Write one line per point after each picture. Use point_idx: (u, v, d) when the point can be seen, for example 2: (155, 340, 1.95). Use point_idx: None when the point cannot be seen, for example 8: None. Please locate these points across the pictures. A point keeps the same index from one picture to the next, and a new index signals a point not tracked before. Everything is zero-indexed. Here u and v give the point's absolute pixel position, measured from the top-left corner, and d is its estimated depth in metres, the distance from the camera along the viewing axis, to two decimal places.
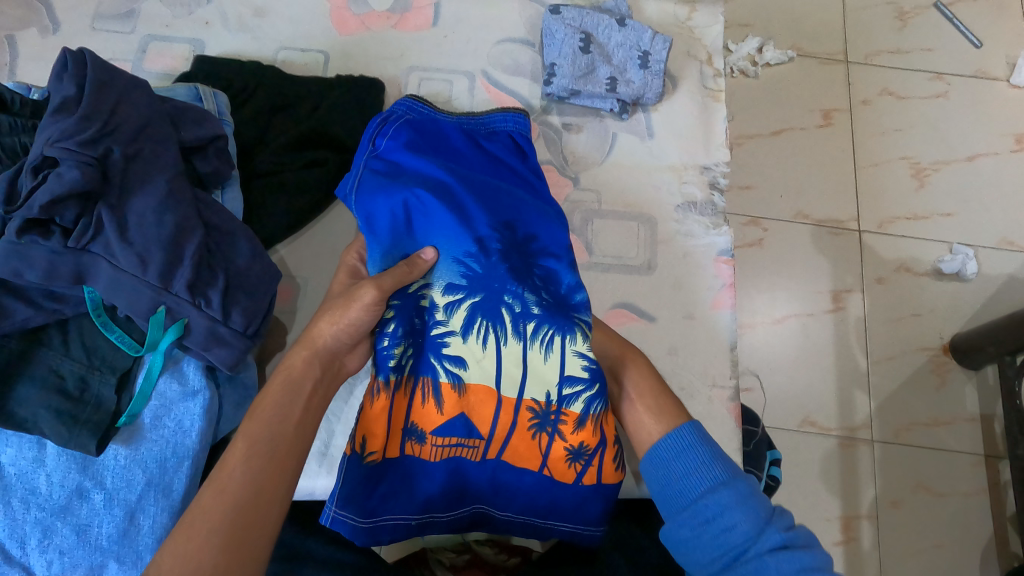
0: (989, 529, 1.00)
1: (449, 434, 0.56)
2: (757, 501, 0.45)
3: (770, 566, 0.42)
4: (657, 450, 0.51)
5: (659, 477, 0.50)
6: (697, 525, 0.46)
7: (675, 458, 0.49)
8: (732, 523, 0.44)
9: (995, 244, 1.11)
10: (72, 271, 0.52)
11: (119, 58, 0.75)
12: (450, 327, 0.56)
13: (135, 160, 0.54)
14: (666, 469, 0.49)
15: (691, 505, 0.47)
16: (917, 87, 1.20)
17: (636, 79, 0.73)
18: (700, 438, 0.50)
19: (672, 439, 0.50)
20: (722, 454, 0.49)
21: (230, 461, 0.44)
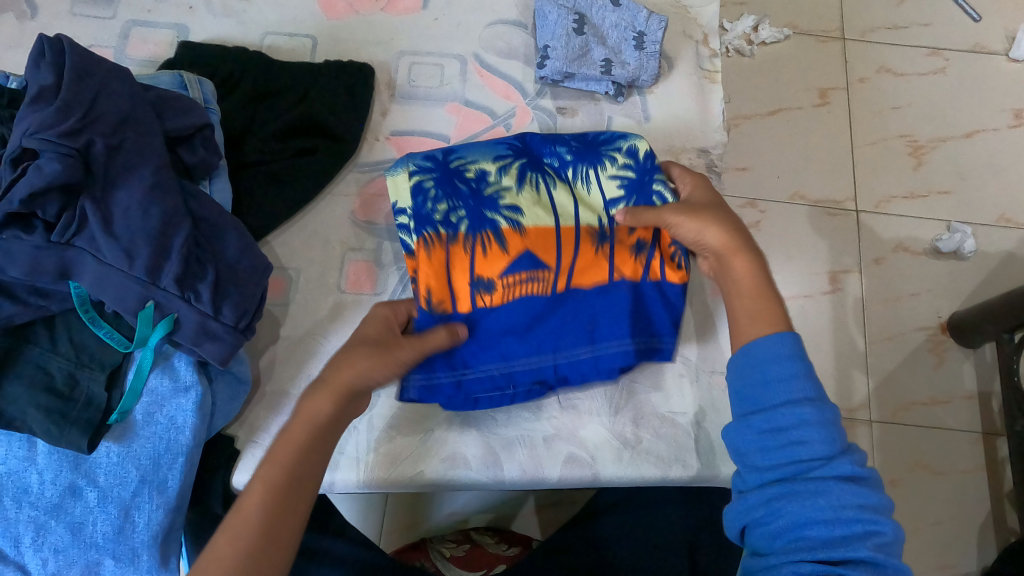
0: (987, 505, 1.00)
1: (520, 268, 0.60)
2: (836, 428, 0.47)
3: (831, 492, 0.45)
4: (755, 347, 0.51)
5: (747, 374, 0.51)
6: (766, 431, 0.48)
7: (773, 368, 0.50)
8: (805, 441, 0.47)
9: (993, 221, 1.10)
10: (57, 266, 0.51)
11: (101, 45, 0.73)
12: (503, 186, 0.63)
13: (119, 151, 0.53)
14: (758, 375, 0.50)
15: (768, 412, 0.48)
16: (915, 63, 1.18)
17: (631, 60, 0.71)
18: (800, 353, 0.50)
19: (778, 348, 0.50)
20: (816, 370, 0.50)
21: (246, 506, 0.49)
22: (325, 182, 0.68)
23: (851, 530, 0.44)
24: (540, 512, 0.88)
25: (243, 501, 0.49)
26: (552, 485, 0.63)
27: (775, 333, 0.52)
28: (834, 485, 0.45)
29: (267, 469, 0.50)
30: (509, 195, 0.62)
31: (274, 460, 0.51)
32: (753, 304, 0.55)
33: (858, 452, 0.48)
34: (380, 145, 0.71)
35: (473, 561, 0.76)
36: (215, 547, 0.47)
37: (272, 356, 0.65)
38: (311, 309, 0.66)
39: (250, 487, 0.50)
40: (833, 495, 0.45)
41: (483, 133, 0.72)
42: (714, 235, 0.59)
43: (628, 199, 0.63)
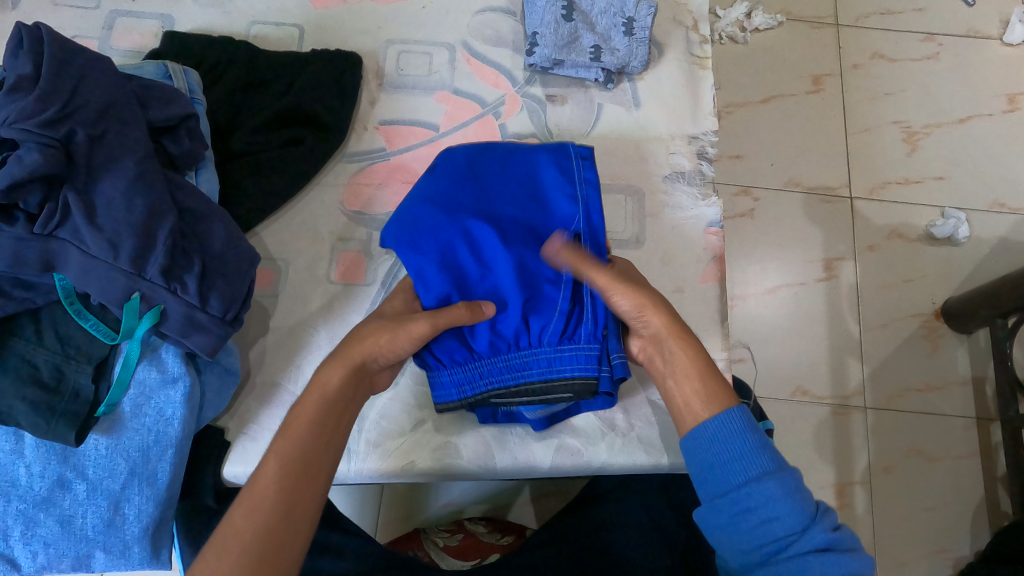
0: (981, 491, 1.00)
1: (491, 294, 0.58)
2: (801, 496, 0.46)
3: (812, 568, 0.44)
4: (704, 429, 0.50)
5: (702, 454, 0.50)
6: (734, 514, 0.47)
7: (725, 445, 0.49)
8: (774, 518, 0.46)
9: (987, 207, 1.10)
10: (40, 258, 0.50)
11: (86, 36, 0.72)
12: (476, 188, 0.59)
13: (101, 141, 0.52)
14: (711, 453, 0.49)
15: (733, 494, 0.47)
16: (909, 49, 1.17)
17: (621, 46, 0.70)
18: (750, 426, 0.49)
19: (721, 424, 0.50)
20: (768, 439, 0.49)
21: (262, 480, 0.48)
22: (312, 172, 0.68)
23: None
24: (536, 502, 0.88)
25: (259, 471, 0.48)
26: (543, 472, 0.63)
27: (715, 415, 0.51)
28: (814, 559, 0.44)
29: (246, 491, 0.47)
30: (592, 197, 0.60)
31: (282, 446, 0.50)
32: (700, 380, 0.53)
33: (831, 515, 0.47)
34: (369, 134, 0.71)
35: (467, 551, 0.76)
36: (234, 524, 0.46)
37: (262, 347, 0.64)
38: (300, 300, 0.66)
39: (263, 465, 0.49)
40: (816, 571, 0.44)
41: (472, 121, 0.71)
42: (625, 304, 0.54)
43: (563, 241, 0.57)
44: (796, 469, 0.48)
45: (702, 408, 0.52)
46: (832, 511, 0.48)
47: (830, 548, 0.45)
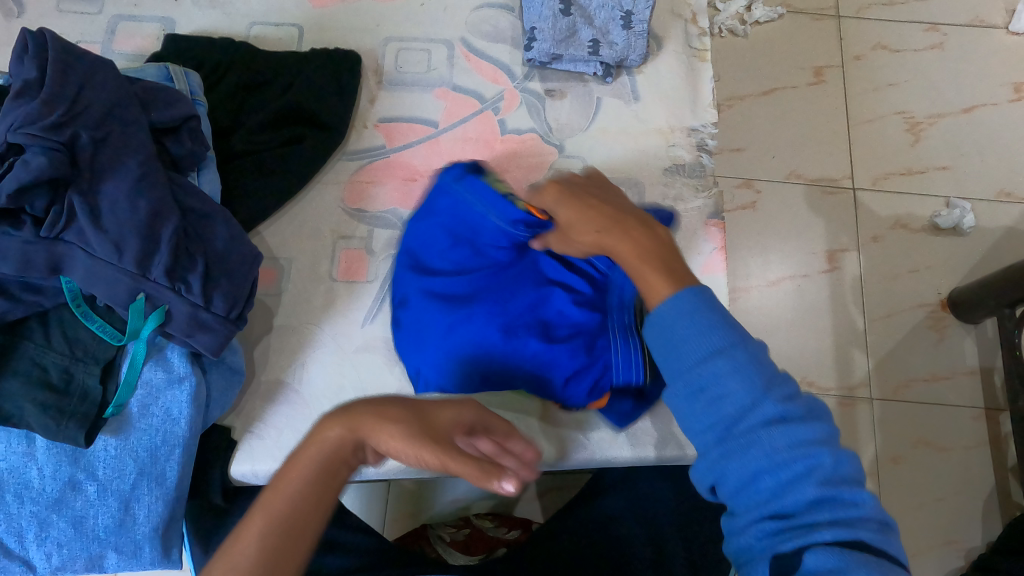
0: (990, 481, 1.00)
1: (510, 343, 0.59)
2: (756, 368, 0.43)
3: (764, 442, 0.42)
4: (658, 312, 0.47)
5: (658, 336, 0.47)
6: (689, 393, 0.44)
7: (678, 326, 0.45)
8: (726, 395, 0.43)
9: (992, 196, 1.10)
10: (47, 261, 0.51)
11: (88, 40, 0.72)
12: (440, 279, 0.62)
13: (104, 144, 0.53)
14: (665, 334, 0.46)
15: (688, 375, 0.44)
16: (911, 39, 1.17)
17: (619, 40, 0.70)
18: (703, 306, 0.46)
19: (675, 305, 0.46)
20: (728, 319, 0.46)
21: (247, 534, 0.40)
22: (313, 171, 0.68)
23: (802, 477, 0.41)
24: (542, 497, 0.89)
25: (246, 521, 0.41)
26: (546, 468, 0.63)
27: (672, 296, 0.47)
28: (768, 432, 0.42)
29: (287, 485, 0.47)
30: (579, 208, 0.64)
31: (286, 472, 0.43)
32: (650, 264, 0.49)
33: (789, 383, 0.44)
34: (370, 132, 0.71)
35: (474, 545, 0.78)
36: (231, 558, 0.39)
37: (266, 346, 0.65)
38: (304, 298, 0.66)
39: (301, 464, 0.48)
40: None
41: (472, 117, 0.72)
42: (586, 237, 0.53)
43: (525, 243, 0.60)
44: (754, 343, 0.45)
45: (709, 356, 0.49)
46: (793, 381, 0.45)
47: (786, 419, 0.42)
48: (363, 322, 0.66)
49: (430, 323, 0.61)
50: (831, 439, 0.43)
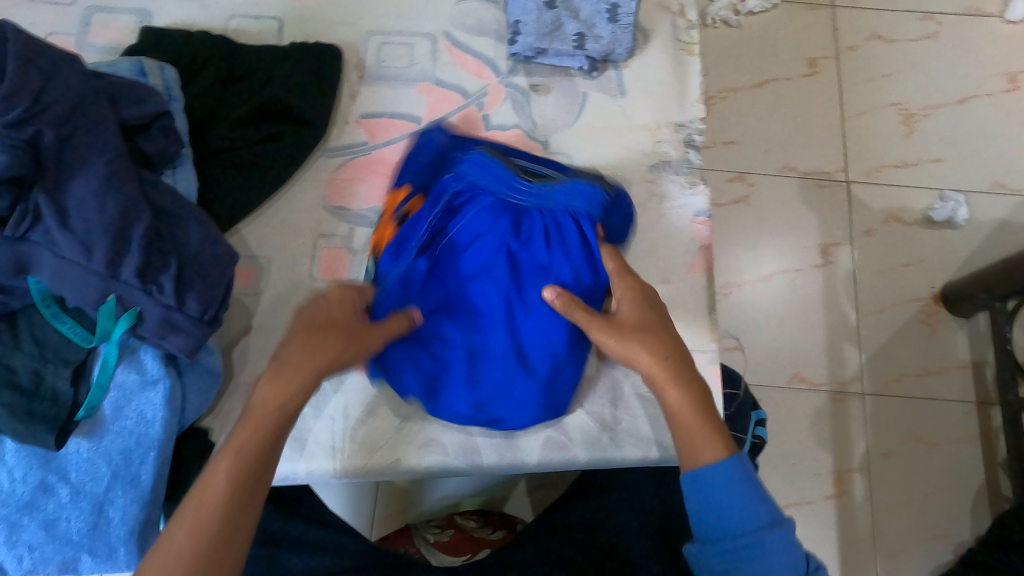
0: (981, 475, 1.00)
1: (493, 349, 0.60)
2: (797, 552, 0.48)
3: None
4: (706, 475, 0.50)
5: (702, 498, 0.50)
6: (732, 560, 0.48)
7: (729, 496, 0.49)
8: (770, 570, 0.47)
9: (986, 188, 1.09)
10: (12, 261, 0.50)
11: (62, 32, 0.71)
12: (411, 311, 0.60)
13: (70, 142, 0.51)
14: (716, 502, 0.49)
15: (735, 542, 0.48)
16: (906, 29, 1.15)
17: (605, 33, 0.68)
18: (750, 478, 0.50)
19: (730, 479, 0.49)
20: (766, 495, 0.50)
21: (209, 490, 0.46)
22: (293, 168, 0.67)
23: None
24: (532, 495, 0.88)
25: (205, 483, 0.46)
26: (531, 469, 0.63)
27: (718, 460, 0.50)
28: None
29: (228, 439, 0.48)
30: (517, 159, 0.62)
31: (254, 417, 0.49)
32: (697, 419, 0.52)
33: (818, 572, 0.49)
34: (351, 128, 0.70)
35: (458, 546, 0.76)
36: (176, 537, 0.44)
37: (245, 346, 0.64)
38: (284, 298, 0.65)
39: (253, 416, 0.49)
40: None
41: (455, 113, 0.70)
42: (645, 357, 0.54)
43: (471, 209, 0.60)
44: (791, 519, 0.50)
45: (703, 448, 0.51)
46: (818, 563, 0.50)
47: None
48: None
49: (404, 348, 0.60)
50: None
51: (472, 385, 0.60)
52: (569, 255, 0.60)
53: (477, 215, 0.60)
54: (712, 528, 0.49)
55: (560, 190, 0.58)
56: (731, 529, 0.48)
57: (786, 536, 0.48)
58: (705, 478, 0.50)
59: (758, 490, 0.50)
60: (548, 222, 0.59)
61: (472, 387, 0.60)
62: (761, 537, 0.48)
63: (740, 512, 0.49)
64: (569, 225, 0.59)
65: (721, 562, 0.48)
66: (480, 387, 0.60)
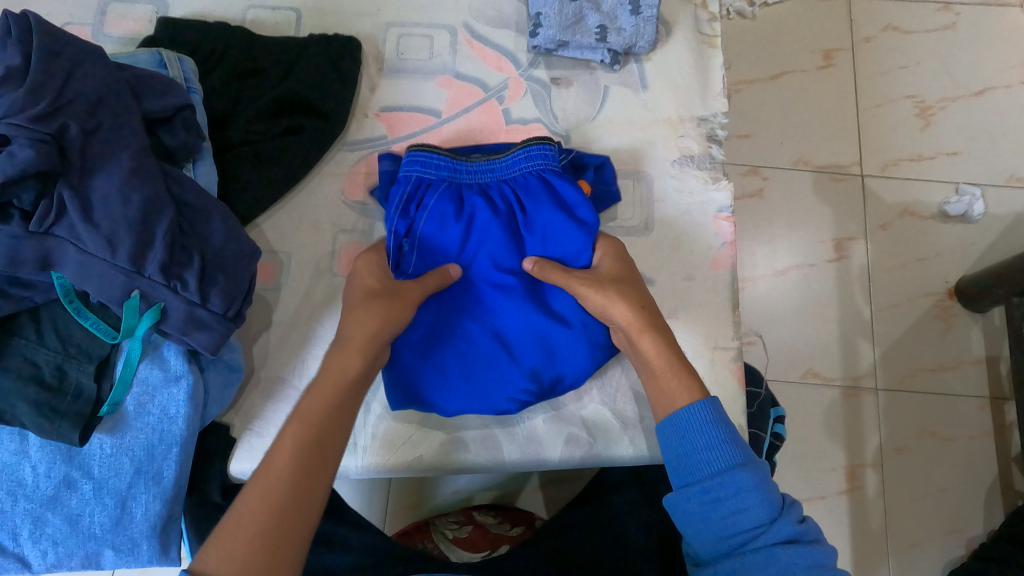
0: (995, 470, 0.99)
1: (524, 333, 0.60)
2: (771, 488, 0.48)
3: (779, 557, 0.45)
4: (678, 419, 0.51)
5: (677, 442, 0.51)
6: (705, 502, 0.48)
7: (699, 437, 0.50)
8: (745, 506, 0.47)
9: (1003, 182, 1.08)
10: (37, 257, 0.49)
11: (78, 23, 0.70)
12: (440, 324, 0.61)
13: (94, 136, 0.51)
14: (689, 443, 0.50)
15: (705, 483, 0.48)
16: (923, 20, 1.14)
17: (627, 26, 0.67)
18: (721, 420, 0.50)
19: (697, 418, 0.50)
20: (738, 437, 0.50)
21: (278, 464, 0.48)
22: (312, 162, 0.67)
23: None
24: (546, 488, 0.88)
25: (275, 456, 0.48)
26: (552, 465, 0.63)
27: (690, 403, 0.52)
28: (780, 550, 0.45)
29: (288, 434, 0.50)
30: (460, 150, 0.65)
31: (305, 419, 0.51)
32: (676, 362, 0.54)
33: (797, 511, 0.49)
34: (370, 121, 0.69)
35: (478, 542, 0.77)
36: (248, 501, 0.46)
37: (266, 342, 0.63)
38: (304, 293, 0.65)
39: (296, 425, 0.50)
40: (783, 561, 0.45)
41: (476, 106, 0.69)
42: (620, 312, 0.56)
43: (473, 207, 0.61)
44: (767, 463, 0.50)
45: (676, 399, 0.53)
46: (799, 506, 0.49)
47: (795, 540, 0.46)
48: None
49: (441, 363, 0.60)
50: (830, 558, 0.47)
51: (507, 366, 0.60)
52: (537, 208, 0.61)
53: (439, 203, 0.61)
54: (687, 471, 0.50)
55: (508, 159, 0.62)
56: (705, 468, 0.49)
57: (759, 474, 0.48)
58: (678, 421, 0.51)
59: (730, 431, 0.50)
60: (530, 190, 0.61)
61: (511, 368, 0.60)
62: (733, 472, 0.48)
63: (712, 452, 0.49)
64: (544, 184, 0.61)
65: (697, 503, 0.48)
66: (518, 354, 0.60)
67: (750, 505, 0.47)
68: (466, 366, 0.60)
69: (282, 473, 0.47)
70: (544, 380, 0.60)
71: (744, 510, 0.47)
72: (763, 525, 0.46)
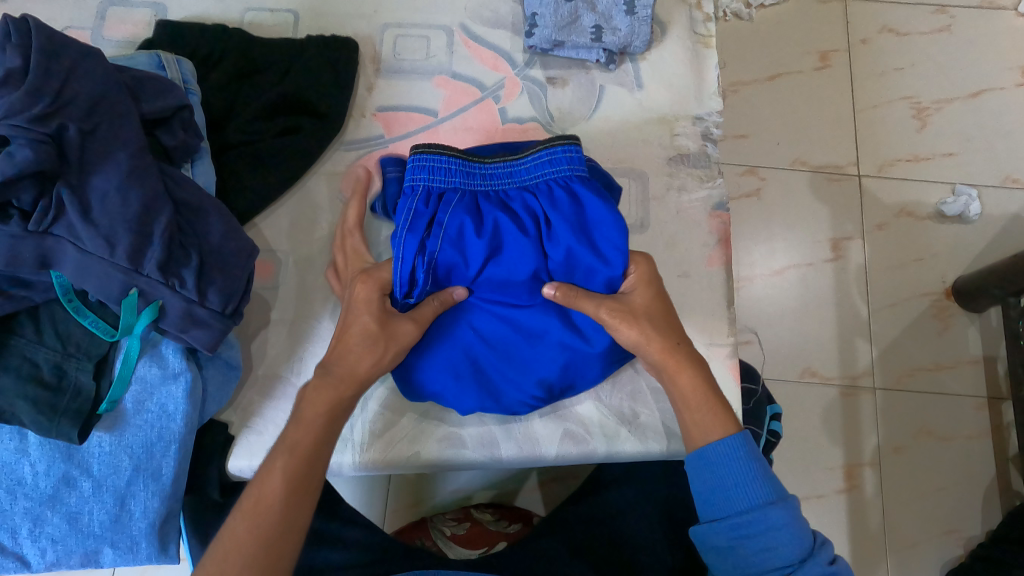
0: (992, 469, 0.99)
1: (541, 355, 0.59)
2: (801, 527, 0.49)
3: None
4: (708, 451, 0.52)
5: (707, 475, 0.51)
6: (735, 537, 0.49)
7: (731, 472, 0.50)
8: (776, 545, 0.48)
9: (999, 182, 1.08)
10: (36, 255, 0.50)
11: (77, 26, 0.71)
12: (455, 340, 0.60)
13: (93, 136, 0.51)
14: (719, 478, 0.51)
15: (737, 520, 0.49)
16: (919, 22, 1.15)
17: (622, 26, 0.68)
18: (754, 455, 0.51)
19: (730, 452, 0.51)
20: (769, 471, 0.51)
21: (268, 494, 0.49)
22: (309, 162, 0.67)
23: None
24: (543, 487, 0.88)
25: (262, 488, 0.49)
26: (549, 462, 0.63)
27: (722, 437, 0.52)
28: None
29: (286, 460, 0.50)
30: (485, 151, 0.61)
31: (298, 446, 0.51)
32: (709, 399, 0.54)
33: (824, 546, 0.50)
34: (368, 121, 0.70)
35: (476, 539, 0.76)
36: (235, 533, 0.48)
37: (263, 340, 0.64)
38: (301, 291, 0.65)
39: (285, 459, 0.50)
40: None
41: (472, 106, 0.70)
42: (653, 347, 0.55)
43: (490, 220, 0.57)
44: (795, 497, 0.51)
45: (704, 434, 0.53)
46: (825, 540, 0.51)
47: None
48: None
49: (453, 378, 0.60)
50: None
51: (522, 388, 0.60)
52: (560, 227, 0.57)
53: (461, 216, 0.56)
54: (715, 504, 0.51)
55: (530, 162, 0.57)
56: (733, 505, 0.50)
57: (788, 510, 0.49)
58: (708, 457, 0.51)
59: (761, 466, 0.51)
60: (553, 203, 0.57)
61: (526, 389, 0.60)
62: (762, 511, 0.49)
63: (743, 487, 0.50)
64: (569, 193, 0.57)
65: (725, 536, 0.49)
66: (533, 362, 0.60)
67: (780, 544, 0.48)
68: (479, 383, 0.60)
69: (269, 510, 0.48)
70: (555, 387, 0.60)
71: (773, 548, 0.48)
72: (791, 563, 0.48)
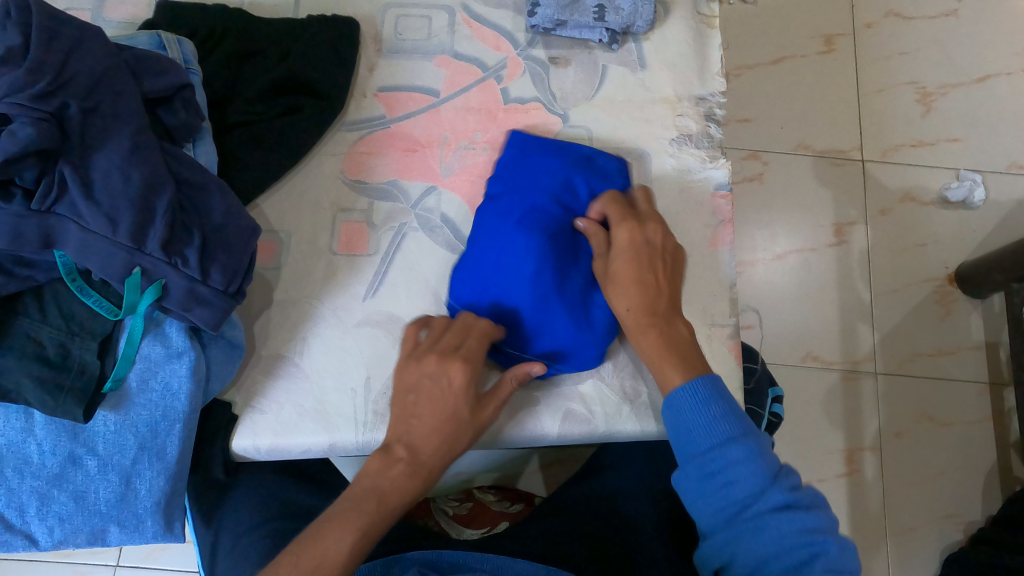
0: (992, 455, 1.00)
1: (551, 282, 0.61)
2: (765, 461, 0.50)
3: (772, 527, 0.48)
4: (673, 399, 0.54)
5: (672, 421, 0.53)
6: (701, 476, 0.51)
7: (692, 414, 0.52)
8: (734, 480, 0.50)
9: (1003, 168, 1.08)
10: (39, 234, 0.50)
11: (76, 7, 0.70)
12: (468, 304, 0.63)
13: (94, 114, 0.51)
14: (684, 421, 0.53)
15: (701, 458, 0.51)
16: (924, 7, 1.14)
17: (625, 5, 0.67)
18: (716, 395, 0.53)
19: (691, 394, 0.53)
20: (733, 410, 0.52)
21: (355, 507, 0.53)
22: (310, 141, 0.67)
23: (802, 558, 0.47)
24: (545, 469, 0.91)
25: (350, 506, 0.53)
26: (551, 441, 0.63)
27: (688, 382, 0.54)
28: (771, 517, 0.48)
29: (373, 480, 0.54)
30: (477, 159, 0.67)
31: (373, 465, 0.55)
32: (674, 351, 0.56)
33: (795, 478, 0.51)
34: (369, 102, 0.69)
35: (479, 519, 0.77)
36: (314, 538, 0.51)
37: (266, 321, 0.64)
38: (304, 272, 0.65)
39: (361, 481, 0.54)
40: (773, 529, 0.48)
41: (474, 86, 0.70)
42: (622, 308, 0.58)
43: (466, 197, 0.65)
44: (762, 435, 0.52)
45: (676, 378, 0.55)
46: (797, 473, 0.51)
47: (789, 506, 0.49)
48: (364, 296, 0.65)
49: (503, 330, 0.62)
50: (834, 533, 0.49)
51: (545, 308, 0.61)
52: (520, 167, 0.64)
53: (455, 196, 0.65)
54: (683, 446, 0.53)
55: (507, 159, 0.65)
56: (696, 444, 0.52)
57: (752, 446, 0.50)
58: (675, 404, 0.53)
59: (725, 406, 0.52)
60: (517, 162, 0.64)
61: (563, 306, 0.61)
62: (721, 448, 0.50)
63: (704, 429, 0.52)
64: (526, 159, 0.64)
65: (693, 478, 0.51)
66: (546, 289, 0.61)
67: (739, 477, 0.50)
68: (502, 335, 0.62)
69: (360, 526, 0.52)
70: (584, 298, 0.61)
71: (733, 484, 0.50)
72: (752, 496, 0.49)
